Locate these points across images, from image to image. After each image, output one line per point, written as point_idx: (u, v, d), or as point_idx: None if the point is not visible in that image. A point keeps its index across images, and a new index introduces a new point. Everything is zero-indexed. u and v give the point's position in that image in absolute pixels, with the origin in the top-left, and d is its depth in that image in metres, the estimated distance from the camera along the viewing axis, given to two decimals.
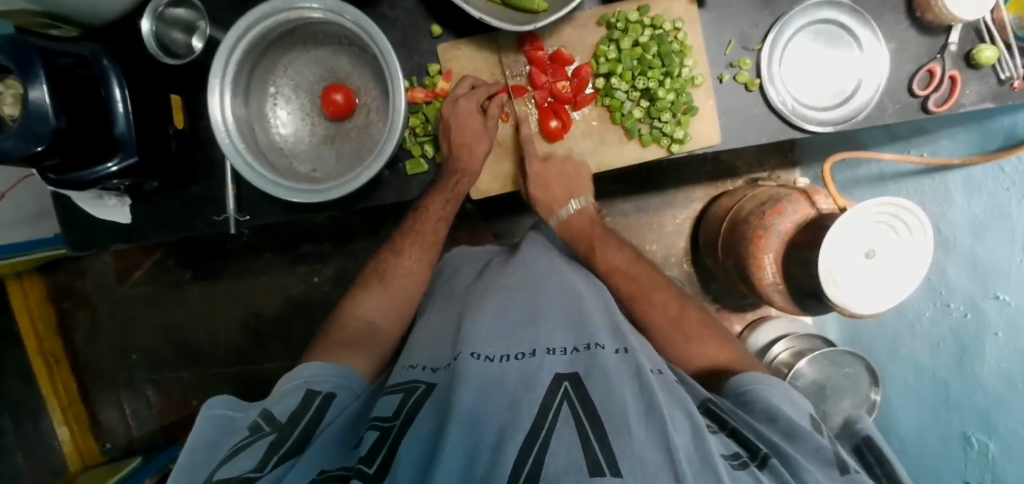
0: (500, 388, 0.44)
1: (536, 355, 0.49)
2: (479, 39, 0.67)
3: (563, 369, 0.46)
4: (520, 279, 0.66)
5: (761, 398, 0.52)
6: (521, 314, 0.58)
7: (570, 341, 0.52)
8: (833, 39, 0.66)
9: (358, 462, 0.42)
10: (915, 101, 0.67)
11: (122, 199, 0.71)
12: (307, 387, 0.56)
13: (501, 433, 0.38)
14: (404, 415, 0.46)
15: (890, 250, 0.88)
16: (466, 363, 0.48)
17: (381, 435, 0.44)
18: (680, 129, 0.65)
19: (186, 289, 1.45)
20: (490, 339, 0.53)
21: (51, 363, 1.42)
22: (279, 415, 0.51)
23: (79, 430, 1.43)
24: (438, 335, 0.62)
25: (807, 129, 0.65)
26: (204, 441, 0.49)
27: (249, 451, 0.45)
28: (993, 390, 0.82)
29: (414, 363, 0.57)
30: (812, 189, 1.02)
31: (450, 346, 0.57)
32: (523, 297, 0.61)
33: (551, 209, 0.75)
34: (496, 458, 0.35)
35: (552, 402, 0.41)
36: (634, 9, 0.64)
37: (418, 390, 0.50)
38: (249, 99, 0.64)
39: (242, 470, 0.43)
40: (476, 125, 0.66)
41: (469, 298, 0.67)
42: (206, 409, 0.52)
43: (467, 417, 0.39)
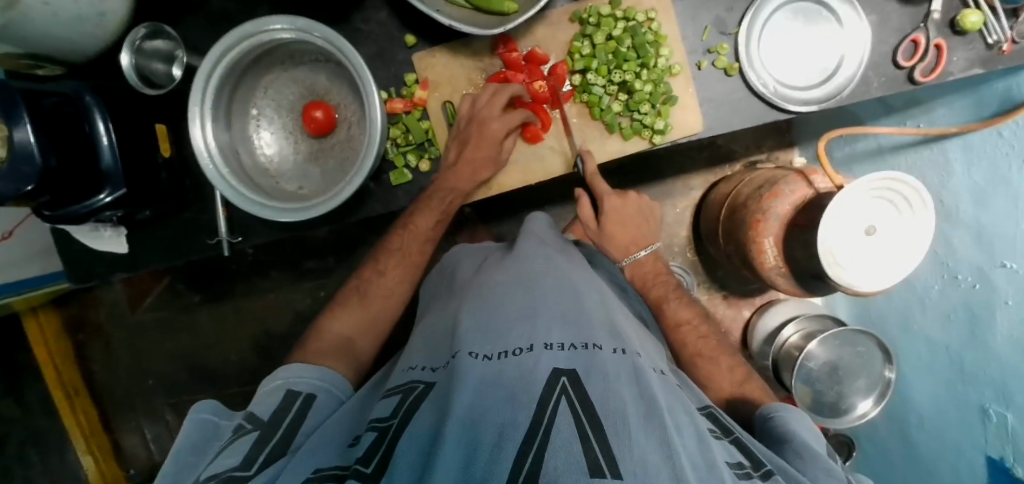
0: (500, 382, 0.42)
1: (533, 350, 0.47)
2: (453, 45, 0.67)
3: (561, 363, 0.45)
4: (515, 275, 0.64)
5: (778, 422, 0.54)
6: (522, 306, 0.56)
7: (569, 337, 0.50)
8: (812, 16, 0.65)
9: (357, 461, 0.42)
10: (900, 73, 0.65)
11: (117, 228, 0.74)
12: (287, 388, 0.58)
13: (500, 432, 0.36)
14: (403, 413, 0.45)
15: (890, 224, 0.86)
16: (464, 362, 0.46)
17: (380, 434, 0.44)
18: (660, 119, 0.65)
19: (196, 311, 1.47)
20: (487, 335, 0.51)
21: (70, 392, 1.45)
22: (262, 414, 0.53)
23: (102, 456, 1.47)
24: (438, 331, 0.61)
25: (790, 110, 0.64)
26: (190, 446, 0.50)
27: (232, 449, 0.47)
28: (1005, 363, 0.80)
29: (413, 364, 0.56)
30: (809, 169, 1.01)
31: (449, 344, 0.55)
32: (519, 293, 0.59)
33: (625, 251, 0.82)
34: (494, 460, 0.34)
35: (550, 397, 0.40)
36: (606, 3, 0.64)
37: (417, 389, 0.49)
38: (231, 124, 0.65)
39: (228, 467, 0.45)
40: (490, 151, 0.65)
41: (466, 293, 0.66)
42: (195, 413, 0.53)
43: (465, 416, 0.38)
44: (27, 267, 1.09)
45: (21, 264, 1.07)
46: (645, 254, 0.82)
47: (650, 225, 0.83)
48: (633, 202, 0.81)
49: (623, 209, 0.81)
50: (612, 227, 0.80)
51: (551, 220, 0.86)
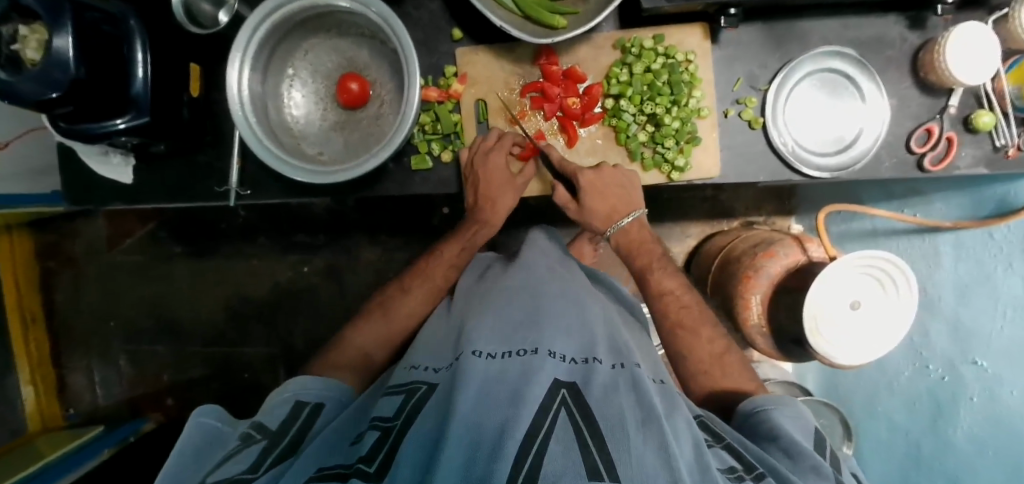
0: (500, 384, 0.44)
1: (538, 353, 0.50)
2: (497, 47, 0.68)
3: (562, 375, 0.47)
4: (522, 281, 0.67)
5: (766, 418, 0.54)
6: (526, 316, 0.58)
7: (572, 350, 0.53)
8: (839, 89, 0.68)
9: (358, 460, 0.41)
10: (912, 157, 0.69)
11: (128, 157, 0.72)
12: (295, 397, 0.57)
13: (501, 427, 0.38)
14: (405, 415, 0.46)
15: (876, 301, 0.89)
16: (468, 360, 0.48)
17: (383, 435, 0.44)
18: (682, 156, 0.67)
19: (175, 262, 1.44)
20: (491, 336, 0.54)
21: (27, 320, 1.40)
22: (268, 421, 0.52)
23: (45, 392, 1.41)
24: (442, 336, 0.63)
25: (804, 172, 0.67)
26: (194, 448, 0.50)
27: (240, 455, 0.46)
28: (966, 454, 0.84)
29: (417, 364, 0.57)
30: (805, 237, 1.05)
31: (455, 344, 0.57)
32: (525, 298, 0.62)
33: (608, 219, 0.72)
34: (496, 454, 0.35)
35: (550, 406, 0.41)
36: (650, 37, 0.67)
37: (419, 391, 0.50)
38: (266, 77, 0.66)
39: (236, 470, 0.44)
40: (503, 178, 0.69)
41: (472, 297, 0.68)
42: (197, 417, 0.53)
43: (469, 412, 0.40)
44: (17, 183, 1.06)
45: (12, 179, 1.04)
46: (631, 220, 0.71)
47: (635, 192, 0.69)
48: (614, 170, 0.68)
49: (603, 182, 0.68)
50: (590, 202, 0.69)
51: (552, 231, 0.86)
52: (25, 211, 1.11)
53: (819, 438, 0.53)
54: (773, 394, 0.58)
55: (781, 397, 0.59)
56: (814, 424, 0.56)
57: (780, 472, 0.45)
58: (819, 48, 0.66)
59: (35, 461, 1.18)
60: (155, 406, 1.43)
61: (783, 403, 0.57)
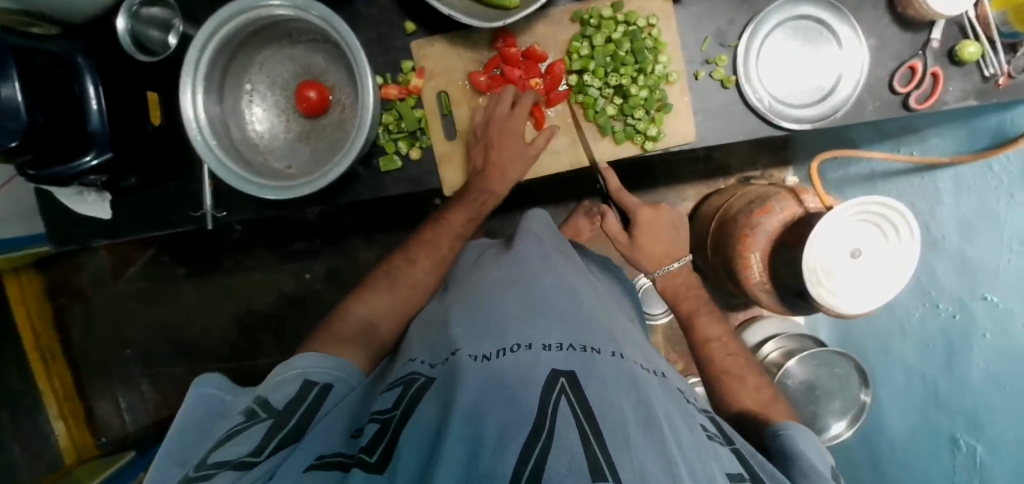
0: (499, 384, 0.42)
1: (532, 348, 0.49)
2: (452, 35, 0.66)
3: (560, 365, 0.46)
4: (515, 274, 0.65)
5: (787, 439, 0.56)
6: (520, 309, 0.57)
7: (567, 338, 0.51)
8: (811, 35, 0.66)
9: (360, 450, 0.41)
10: (897, 98, 0.66)
11: (102, 194, 0.73)
12: (305, 378, 0.57)
13: (503, 427, 0.36)
14: (404, 405, 0.46)
15: (879, 249, 0.87)
16: (461, 360, 0.48)
17: (381, 427, 0.44)
18: (654, 126, 0.65)
19: (180, 284, 1.46)
20: (486, 333, 0.52)
21: (46, 358, 1.43)
22: (276, 402, 0.53)
23: (75, 424, 1.45)
24: (434, 329, 0.62)
25: (784, 126, 0.65)
26: (194, 427, 0.51)
27: (246, 435, 0.47)
28: (980, 394, 0.83)
29: (413, 358, 0.57)
30: (801, 188, 1.03)
31: (449, 339, 0.55)
32: (517, 293, 0.60)
33: (657, 262, 0.84)
34: (497, 454, 0.33)
35: (550, 397, 0.40)
36: (609, 5, 0.64)
37: (418, 382, 0.50)
38: (223, 97, 0.65)
39: (237, 454, 0.44)
40: (517, 148, 0.66)
41: (463, 289, 0.68)
42: (198, 385, 0.56)
43: (467, 411, 0.38)
44: (13, 227, 1.08)
45: (6, 225, 1.05)
46: (677, 266, 0.83)
47: (683, 239, 0.86)
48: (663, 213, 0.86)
49: (653, 224, 0.84)
50: (642, 236, 0.84)
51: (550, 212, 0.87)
52: (24, 255, 1.12)
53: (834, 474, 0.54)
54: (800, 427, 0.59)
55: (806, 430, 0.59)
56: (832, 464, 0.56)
57: None
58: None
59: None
60: None
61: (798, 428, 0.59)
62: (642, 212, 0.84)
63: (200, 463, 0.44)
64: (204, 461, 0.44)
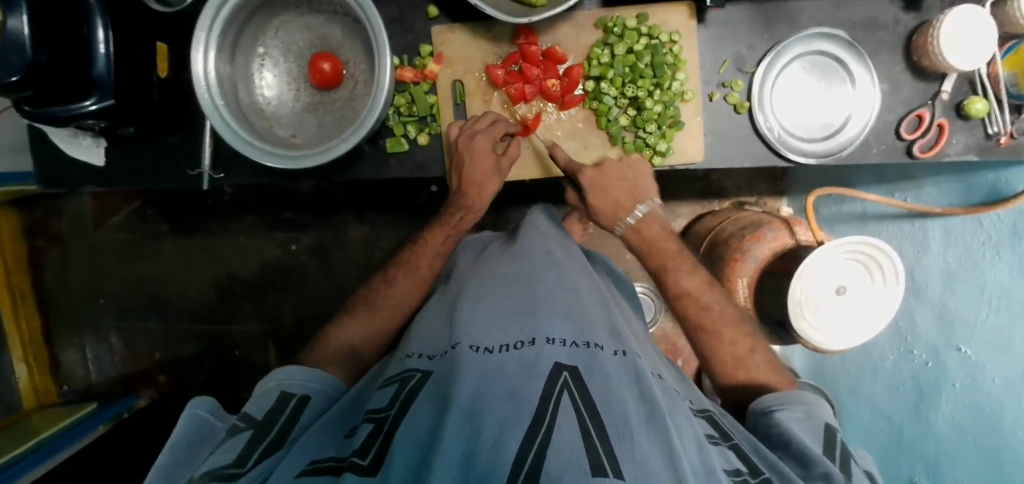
0: (500, 378, 0.43)
1: (536, 343, 0.47)
2: (474, 25, 0.65)
3: (563, 359, 0.46)
4: (519, 269, 0.65)
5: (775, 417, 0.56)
6: (524, 303, 0.56)
7: (571, 334, 0.51)
8: (827, 71, 0.67)
9: (353, 453, 0.41)
10: (901, 143, 0.68)
11: (97, 140, 0.71)
12: (282, 389, 0.58)
13: (503, 423, 0.37)
14: (401, 401, 0.46)
15: (863, 287, 0.89)
16: (463, 351, 0.48)
17: (376, 427, 0.44)
18: (664, 141, 0.65)
19: (162, 240, 1.43)
20: (489, 327, 0.52)
21: (17, 297, 1.39)
22: (256, 414, 0.53)
23: (39, 369, 1.41)
24: (434, 323, 0.62)
25: (790, 158, 0.66)
26: (186, 443, 0.51)
27: (226, 448, 0.47)
28: (944, 442, 0.86)
29: (411, 352, 0.57)
30: (796, 219, 1.04)
31: (448, 333, 0.56)
32: (522, 288, 0.60)
33: (621, 243, 0.78)
34: (497, 451, 0.35)
35: (552, 391, 0.41)
36: (633, 15, 0.64)
37: (416, 379, 0.49)
38: (235, 58, 0.63)
39: (221, 465, 0.44)
40: (490, 167, 0.65)
41: (467, 282, 0.68)
42: (191, 409, 0.55)
43: (468, 407, 0.39)
44: None
45: None
46: (643, 243, 0.77)
47: (643, 183, 0.67)
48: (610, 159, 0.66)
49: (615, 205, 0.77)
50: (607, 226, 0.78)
51: (551, 209, 0.87)
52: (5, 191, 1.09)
53: (830, 436, 0.54)
54: (786, 395, 0.59)
55: (798, 396, 0.59)
56: (827, 421, 0.57)
57: (785, 474, 0.46)
58: (808, 30, 0.65)
59: (26, 438, 1.19)
60: (149, 382, 1.45)
61: (793, 402, 0.58)
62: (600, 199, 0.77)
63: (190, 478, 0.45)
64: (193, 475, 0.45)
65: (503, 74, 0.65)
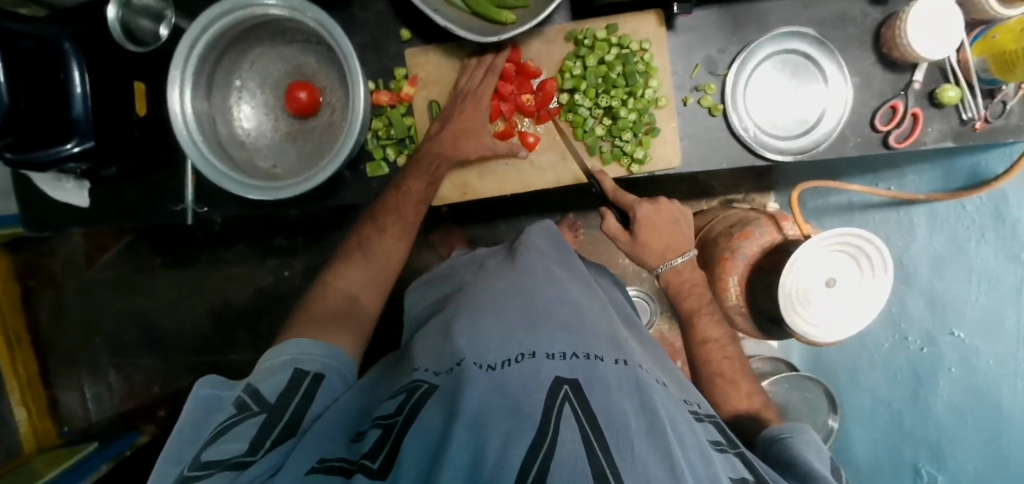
0: (503, 394, 0.42)
1: (535, 357, 0.48)
2: (447, 46, 0.66)
3: (563, 372, 0.45)
4: (516, 285, 0.63)
5: (788, 448, 0.58)
6: (523, 316, 0.56)
7: (569, 347, 0.51)
8: (798, 69, 0.68)
9: (363, 455, 0.41)
10: (877, 135, 0.69)
11: (81, 182, 0.71)
12: (295, 368, 0.55)
13: (508, 436, 0.37)
14: (408, 410, 0.45)
15: (852, 283, 0.90)
16: (467, 368, 0.47)
17: (384, 432, 0.43)
18: (641, 149, 0.65)
19: (155, 274, 1.43)
20: (489, 344, 0.51)
21: (11, 340, 1.39)
22: (268, 393, 0.51)
23: (37, 411, 1.41)
24: (432, 336, 0.60)
25: (767, 157, 0.66)
26: (193, 422, 0.50)
27: (235, 434, 0.46)
28: (944, 423, 0.85)
29: (416, 364, 0.55)
30: (782, 215, 1.05)
31: (451, 345, 0.54)
32: (520, 303, 0.58)
33: (660, 258, 0.82)
34: (502, 461, 0.34)
35: (553, 404, 0.40)
36: (603, 27, 0.64)
37: (421, 389, 0.47)
38: (212, 93, 0.64)
39: (235, 453, 0.44)
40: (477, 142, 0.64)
41: (462, 299, 0.67)
42: (197, 387, 0.54)
43: (472, 421, 0.39)
44: None
45: None
46: (683, 260, 0.81)
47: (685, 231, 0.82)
48: (666, 210, 0.81)
49: (655, 217, 0.80)
50: (643, 235, 0.80)
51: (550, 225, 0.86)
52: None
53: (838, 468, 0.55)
54: (797, 428, 0.61)
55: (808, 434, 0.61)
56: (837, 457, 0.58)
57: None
58: (778, 29, 0.66)
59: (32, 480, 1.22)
60: (148, 417, 1.44)
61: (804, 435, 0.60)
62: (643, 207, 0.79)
63: (195, 459, 0.44)
64: (198, 457, 0.44)
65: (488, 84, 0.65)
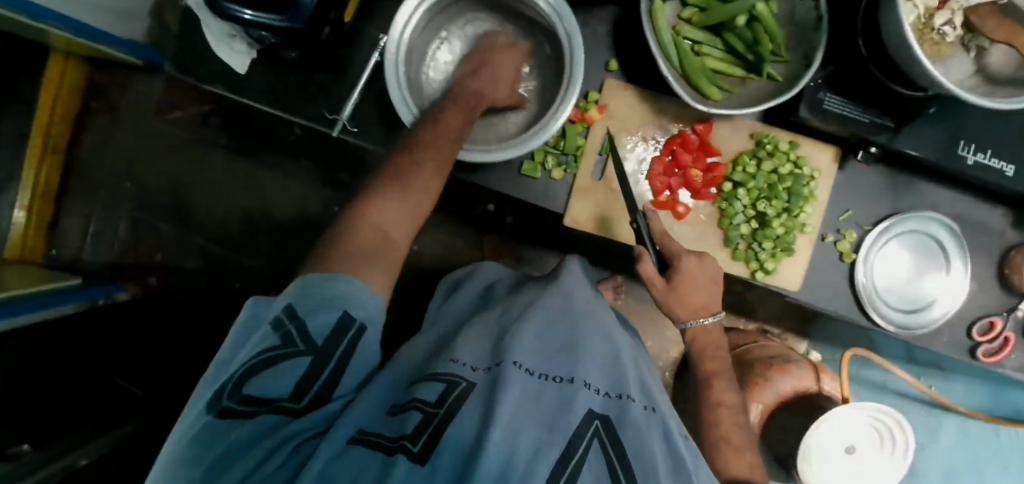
0: (537, 404, 0.40)
1: (574, 382, 0.45)
2: (645, 91, 0.68)
3: (596, 405, 0.43)
4: (565, 305, 0.61)
5: None
6: (564, 340, 0.53)
7: (605, 383, 0.48)
8: (929, 252, 0.71)
9: (402, 436, 0.36)
10: (968, 341, 0.72)
11: (250, 49, 0.71)
12: (346, 310, 0.43)
13: (538, 446, 0.35)
14: (450, 405, 0.39)
15: (871, 452, 0.92)
16: (510, 370, 0.44)
17: (425, 418, 0.38)
18: (773, 261, 0.68)
19: (213, 151, 1.40)
20: (529, 348, 0.49)
21: (47, 149, 1.35)
22: (316, 333, 0.41)
23: (36, 225, 1.36)
24: (480, 333, 0.56)
25: (874, 319, 0.69)
26: (236, 337, 0.43)
27: (278, 366, 0.38)
28: None
29: (454, 357, 0.49)
30: (821, 366, 1.06)
31: (494, 346, 0.51)
32: (565, 324, 0.57)
33: (690, 314, 0.64)
34: (530, 469, 0.33)
35: (583, 435, 0.38)
36: (787, 140, 0.67)
37: (459, 386, 0.43)
38: (422, 34, 0.67)
39: (277, 390, 0.38)
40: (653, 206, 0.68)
41: (502, 305, 0.65)
42: (251, 303, 0.45)
43: (512, 426, 0.36)
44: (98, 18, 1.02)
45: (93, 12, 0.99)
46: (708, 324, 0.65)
47: (710, 291, 0.65)
48: (712, 266, 0.64)
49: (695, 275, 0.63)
50: (680, 288, 0.62)
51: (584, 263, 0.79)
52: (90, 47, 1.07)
53: None
54: None
55: None
56: None
57: None
58: (923, 212, 0.70)
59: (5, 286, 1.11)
60: (138, 279, 1.40)
61: None
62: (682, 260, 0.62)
63: (233, 383, 0.38)
64: (239, 382, 0.38)
65: (673, 146, 0.67)
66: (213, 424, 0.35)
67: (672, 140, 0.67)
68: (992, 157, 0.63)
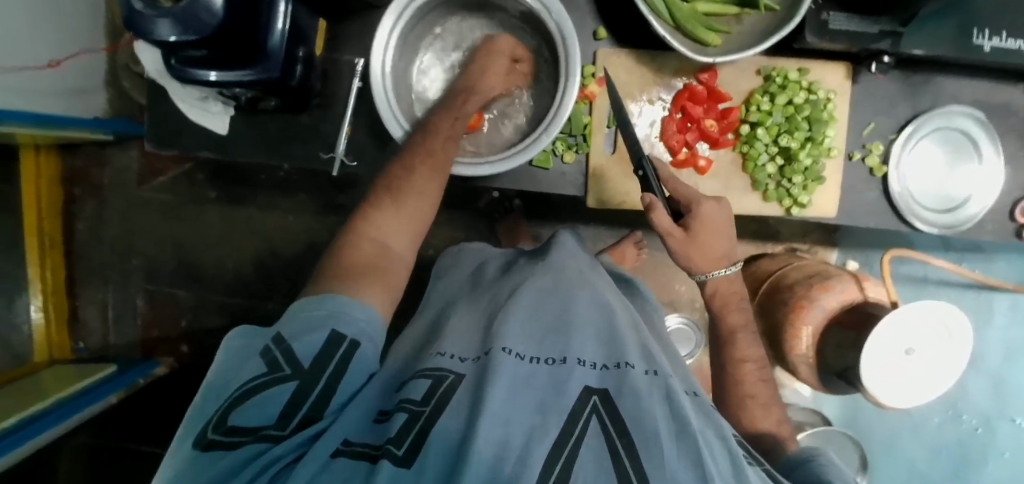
0: (530, 389, 0.38)
1: (565, 362, 0.42)
2: (641, 52, 0.66)
3: (593, 382, 0.40)
4: (552, 278, 0.57)
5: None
6: (555, 317, 0.50)
7: (602, 356, 0.44)
8: (957, 146, 0.69)
9: (389, 441, 0.34)
10: (1012, 225, 0.70)
11: (227, 107, 0.68)
12: (334, 328, 0.43)
13: (528, 434, 0.33)
14: (437, 401, 0.37)
15: (933, 351, 0.92)
16: (499, 356, 0.41)
17: (411, 418, 0.35)
18: (806, 193, 0.66)
19: (205, 207, 1.37)
20: (521, 333, 0.47)
21: (45, 243, 1.34)
22: (302, 356, 0.40)
23: (56, 319, 1.36)
24: (466, 324, 0.54)
25: (913, 224, 0.68)
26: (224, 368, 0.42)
27: (266, 399, 0.36)
28: None
29: (442, 350, 0.47)
30: (861, 275, 1.05)
31: (486, 336, 0.49)
32: (555, 300, 0.53)
33: (710, 264, 0.61)
34: (523, 458, 0.30)
35: (580, 414, 0.35)
36: (794, 68, 0.65)
37: (448, 379, 0.41)
38: (404, 49, 0.66)
39: (263, 419, 0.36)
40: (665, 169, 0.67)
41: (496, 290, 0.60)
42: (229, 338, 0.45)
43: (499, 417, 0.33)
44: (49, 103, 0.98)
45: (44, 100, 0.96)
46: (727, 273, 0.62)
47: (729, 236, 0.62)
48: (727, 210, 0.61)
49: (713, 220, 0.60)
50: (701, 235, 0.59)
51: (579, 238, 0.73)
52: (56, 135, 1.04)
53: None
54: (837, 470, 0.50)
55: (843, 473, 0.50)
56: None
57: None
58: (948, 107, 0.67)
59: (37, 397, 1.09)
60: (168, 349, 1.39)
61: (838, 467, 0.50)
62: (697, 211, 0.59)
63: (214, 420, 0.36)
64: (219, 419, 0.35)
65: (680, 101, 0.66)
66: (200, 458, 0.34)
67: (676, 95, 0.66)
68: (1010, 37, 0.59)
